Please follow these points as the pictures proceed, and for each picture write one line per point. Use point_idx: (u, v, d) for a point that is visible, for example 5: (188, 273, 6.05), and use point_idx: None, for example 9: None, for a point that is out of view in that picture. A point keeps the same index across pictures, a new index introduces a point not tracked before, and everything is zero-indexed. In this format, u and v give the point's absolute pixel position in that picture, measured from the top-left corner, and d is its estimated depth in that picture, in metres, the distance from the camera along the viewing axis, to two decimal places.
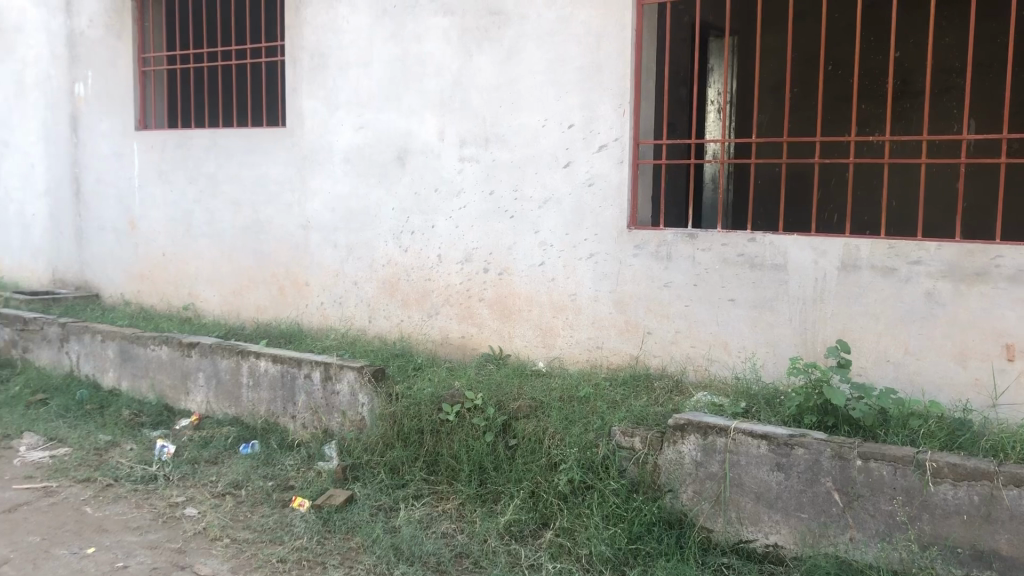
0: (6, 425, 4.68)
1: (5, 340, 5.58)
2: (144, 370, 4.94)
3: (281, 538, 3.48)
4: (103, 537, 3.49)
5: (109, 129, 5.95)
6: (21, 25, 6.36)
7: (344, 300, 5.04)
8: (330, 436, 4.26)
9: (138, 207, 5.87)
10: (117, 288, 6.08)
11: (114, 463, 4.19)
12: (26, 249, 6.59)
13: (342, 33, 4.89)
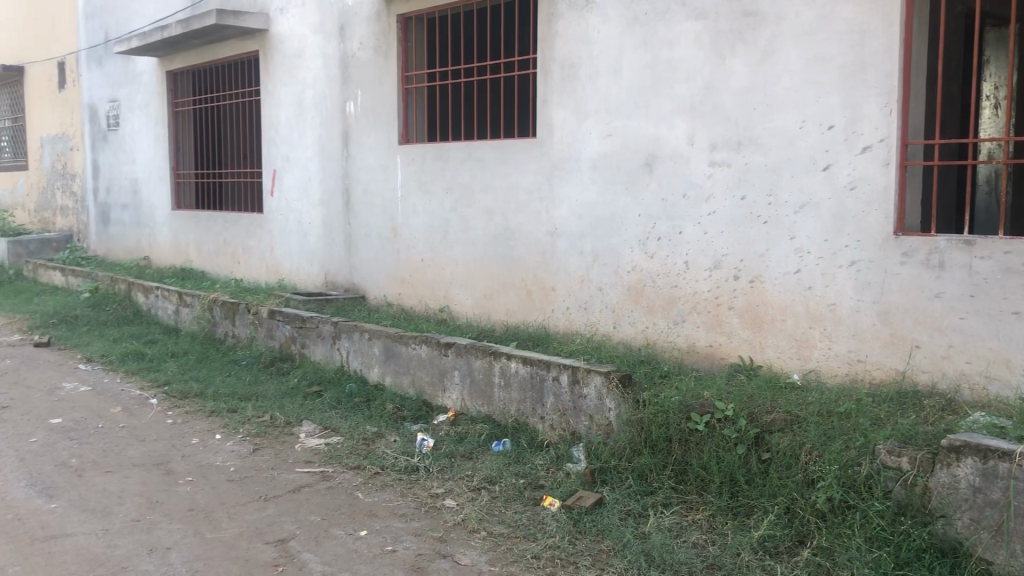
0: (287, 413, 5.15)
1: (285, 337, 6.15)
2: (405, 367, 5.27)
3: (535, 536, 3.58)
4: (374, 521, 3.76)
5: (375, 143, 6.41)
6: (302, 51, 7.01)
7: (590, 305, 5.12)
8: (578, 439, 4.33)
9: (400, 216, 6.28)
10: (380, 291, 6.54)
11: (380, 453, 4.50)
12: (302, 254, 7.23)
13: (593, 43, 4.97)
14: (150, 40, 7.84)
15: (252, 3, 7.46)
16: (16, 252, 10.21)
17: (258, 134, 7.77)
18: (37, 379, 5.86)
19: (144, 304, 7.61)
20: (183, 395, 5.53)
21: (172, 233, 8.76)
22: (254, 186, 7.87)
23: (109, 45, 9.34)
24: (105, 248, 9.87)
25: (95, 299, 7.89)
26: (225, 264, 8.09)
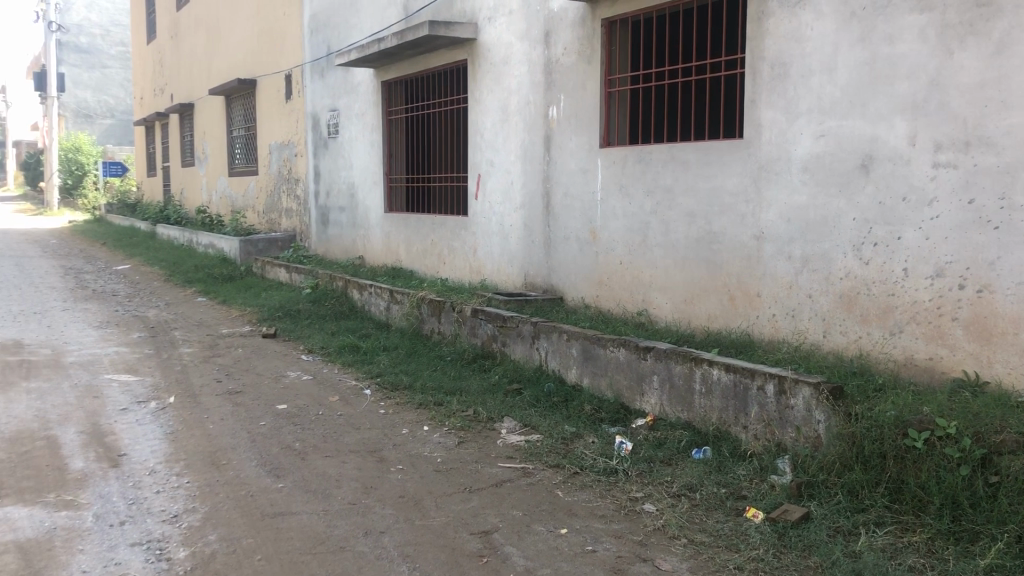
0: (489, 408, 5.31)
1: (487, 335, 6.34)
2: (603, 369, 5.30)
3: (737, 546, 3.51)
4: (574, 520, 3.82)
5: (577, 146, 6.49)
6: (508, 58, 7.20)
7: (797, 313, 4.95)
8: (783, 451, 4.19)
9: (600, 218, 6.32)
10: (579, 293, 6.61)
11: (579, 454, 4.56)
12: (504, 255, 7.43)
13: (805, 41, 4.79)
14: (368, 52, 8.31)
15: (461, 13, 7.74)
16: (247, 250, 11.14)
17: (464, 139, 8.05)
18: (265, 367, 6.37)
19: (358, 300, 8.09)
20: (393, 387, 5.83)
21: (384, 234, 9.26)
22: (460, 190, 8.17)
23: (331, 58, 9.97)
24: (324, 248, 10.56)
25: (315, 294, 8.46)
26: (431, 264, 8.45)
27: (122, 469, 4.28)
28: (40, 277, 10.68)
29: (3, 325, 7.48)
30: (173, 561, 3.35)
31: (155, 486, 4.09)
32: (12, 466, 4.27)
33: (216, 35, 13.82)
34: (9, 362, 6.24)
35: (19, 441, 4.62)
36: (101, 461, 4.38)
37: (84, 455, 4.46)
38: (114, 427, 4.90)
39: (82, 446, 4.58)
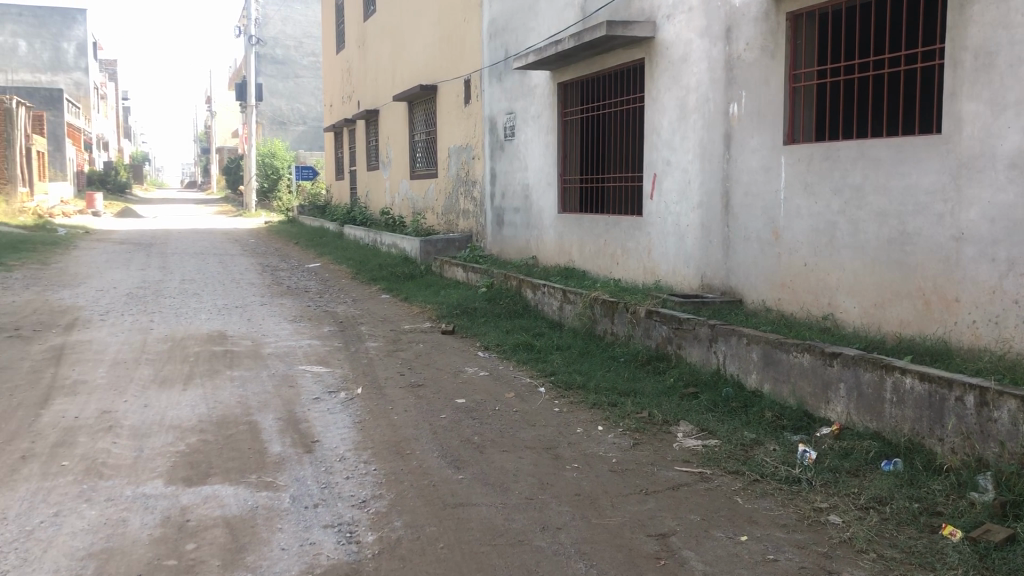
0: (665, 411, 5.26)
1: (662, 336, 6.28)
2: (786, 375, 5.13)
3: (933, 565, 3.31)
4: (754, 528, 3.72)
5: (759, 144, 6.31)
6: (687, 55, 7.10)
7: (1002, 320, 4.60)
8: (984, 466, 3.92)
9: (782, 218, 6.12)
10: (760, 295, 6.43)
11: (760, 461, 4.43)
12: (680, 256, 7.34)
13: (1015, 27, 4.45)
14: (545, 54, 8.42)
15: (639, 12, 7.70)
16: (427, 249, 11.55)
17: (641, 139, 8.01)
18: (444, 362, 6.59)
19: (532, 299, 8.21)
20: (567, 386, 5.88)
21: (558, 235, 9.35)
22: (635, 190, 8.13)
23: (509, 61, 10.17)
24: (500, 248, 10.78)
25: (490, 293, 8.65)
26: (605, 264, 8.45)
27: (315, 455, 4.55)
28: (240, 273, 11.50)
29: (209, 317, 8.11)
30: (362, 544, 3.53)
31: (345, 472, 4.32)
32: (219, 447, 4.63)
33: (400, 42, 14.39)
34: (215, 351, 6.76)
35: (225, 425, 5.00)
36: (296, 446, 4.67)
37: (281, 440, 4.77)
38: (308, 415, 5.20)
39: (279, 431, 4.90)
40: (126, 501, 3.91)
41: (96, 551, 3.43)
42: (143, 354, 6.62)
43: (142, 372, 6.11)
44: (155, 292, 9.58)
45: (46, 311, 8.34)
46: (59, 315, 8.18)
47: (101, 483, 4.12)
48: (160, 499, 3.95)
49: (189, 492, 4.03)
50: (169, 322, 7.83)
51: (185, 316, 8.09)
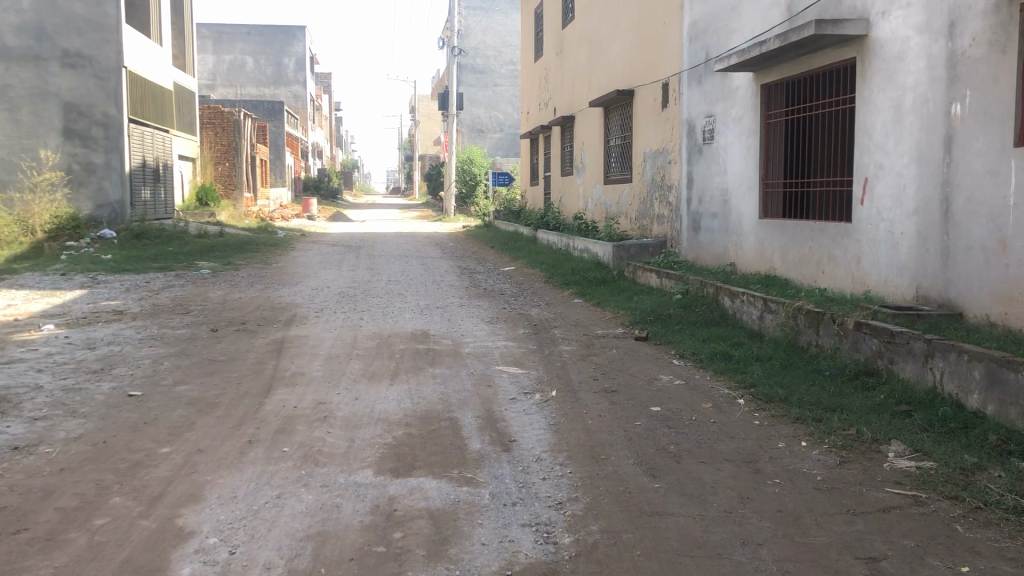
0: (874, 429, 4.99)
1: (872, 350, 5.96)
2: (1013, 396, 4.73)
3: None
4: (977, 559, 3.45)
5: (985, 146, 5.86)
6: (904, 53, 6.71)
7: None
8: None
9: (1011, 226, 5.65)
10: (983, 309, 5.96)
11: (983, 487, 4.11)
12: (892, 265, 6.94)
13: None
14: (748, 56, 8.24)
15: (850, 10, 7.36)
16: (621, 255, 11.55)
17: (851, 141, 7.64)
18: (638, 368, 6.56)
19: (730, 307, 8.02)
20: (768, 398, 5.70)
21: (759, 241, 9.07)
22: (843, 196, 7.76)
23: (710, 64, 9.99)
24: (696, 254, 10.59)
25: (686, 300, 8.52)
26: (809, 273, 8.13)
27: (513, 454, 4.65)
28: (440, 275, 11.94)
29: (413, 317, 8.49)
30: (560, 545, 3.58)
31: (542, 473, 4.39)
32: (423, 442, 4.83)
33: (598, 48, 14.46)
34: (418, 349, 7.07)
35: (428, 420, 5.21)
36: (495, 444, 4.80)
37: (481, 438, 4.91)
38: (505, 415, 5.33)
39: (479, 429, 5.05)
40: (339, 488, 4.16)
41: (313, 533, 3.67)
42: (353, 350, 7.02)
43: (353, 367, 6.48)
44: (364, 291, 10.14)
45: (268, 307, 9.03)
46: (280, 311, 8.84)
47: (317, 469, 4.41)
48: (369, 488, 4.17)
49: (396, 483, 4.24)
50: (377, 320, 8.27)
51: (391, 315, 8.51)
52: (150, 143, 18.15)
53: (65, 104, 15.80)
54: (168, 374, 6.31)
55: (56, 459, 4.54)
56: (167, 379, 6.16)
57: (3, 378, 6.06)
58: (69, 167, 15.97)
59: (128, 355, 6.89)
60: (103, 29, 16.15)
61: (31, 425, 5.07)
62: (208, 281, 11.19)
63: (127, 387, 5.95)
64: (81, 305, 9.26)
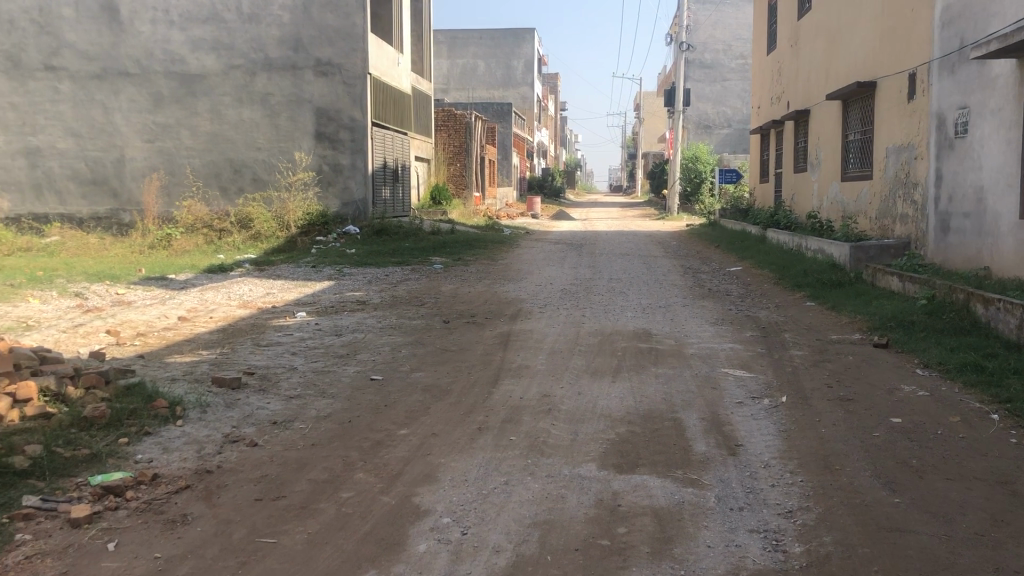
0: None
1: None
2: None
3: None
4: None
5: None
6: None
7: None
8: None
9: None
10: None
11: None
12: None
13: None
14: (1012, 39, 7.54)
15: None
16: (859, 257, 10.95)
17: None
18: (876, 377, 6.18)
19: (983, 315, 7.37)
20: None
21: (1018, 244, 8.28)
22: None
23: (965, 51, 9.23)
24: (944, 257, 9.84)
25: (932, 305, 7.94)
26: None
27: (740, 458, 4.54)
28: (663, 274, 11.85)
29: (635, 315, 8.48)
30: (789, 554, 3.46)
31: (771, 479, 4.26)
32: (646, 439, 4.83)
33: (837, 39, 13.78)
34: (641, 348, 7.05)
35: (651, 419, 5.19)
36: (721, 447, 4.70)
37: (706, 440, 4.83)
38: (732, 418, 5.21)
39: (704, 431, 4.98)
40: (564, 480, 4.24)
41: (539, 521, 3.76)
42: (577, 345, 7.12)
43: (576, 362, 6.58)
44: (587, 288, 10.26)
45: (496, 301, 9.34)
46: (507, 305, 9.12)
47: (542, 459, 4.52)
48: (594, 481, 4.22)
49: (621, 478, 4.26)
50: (599, 318, 8.33)
51: (614, 313, 8.55)
52: (390, 144, 19.31)
53: (317, 109, 17.18)
54: (405, 361, 6.69)
55: (308, 434, 4.95)
56: (404, 366, 6.53)
57: (264, 359, 6.67)
58: (319, 168, 17.34)
59: (371, 342, 7.39)
60: (351, 38, 17.07)
61: (288, 402, 5.56)
62: (440, 275, 11.78)
63: (370, 371, 6.38)
64: (328, 295, 10.01)
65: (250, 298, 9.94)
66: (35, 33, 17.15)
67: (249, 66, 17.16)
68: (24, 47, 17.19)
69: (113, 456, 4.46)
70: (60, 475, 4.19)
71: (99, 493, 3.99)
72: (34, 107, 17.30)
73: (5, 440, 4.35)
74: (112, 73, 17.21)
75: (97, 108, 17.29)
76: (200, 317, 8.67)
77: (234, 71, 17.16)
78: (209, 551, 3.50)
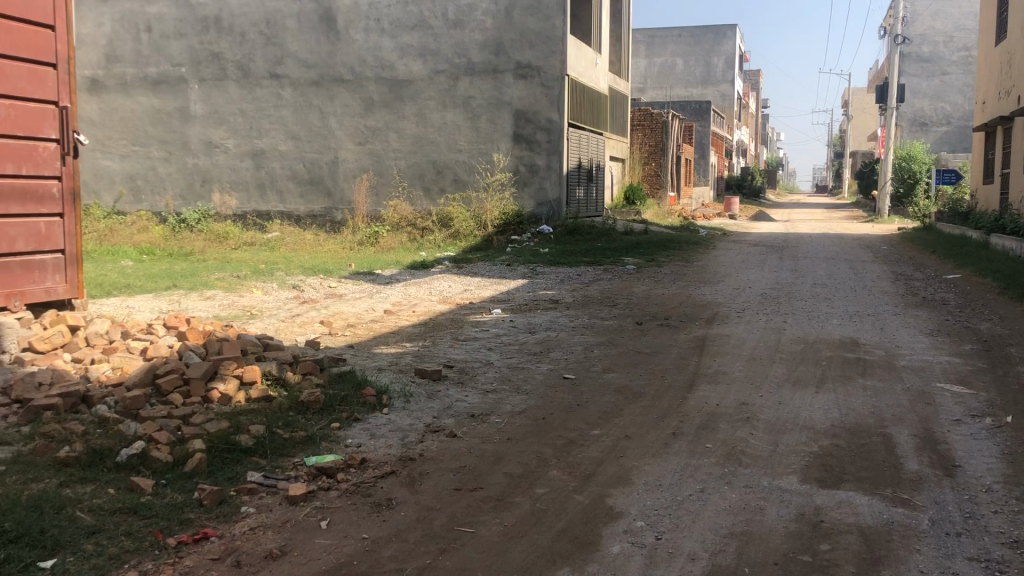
0: None
1: None
2: None
3: None
4: None
5: None
6: None
7: None
8: None
9: None
10: None
11: None
12: None
13: None
14: None
15: None
16: None
17: None
18: None
19: None
20: None
21: None
22: None
23: None
24: None
25: None
26: None
27: (958, 480, 4.23)
28: (871, 280, 11.22)
29: (840, 323, 8.08)
30: None
31: (994, 506, 3.93)
32: (852, 455, 4.59)
33: None
34: (846, 358, 6.71)
35: (858, 433, 4.93)
36: (935, 467, 4.40)
37: (919, 458, 4.53)
38: (948, 437, 4.86)
39: (916, 449, 4.67)
40: (763, 491, 4.11)
41: (737, 532, 3.67)
42: (777, 353, 6.88)
43: (777, 370, 6.36)
44: (788, 293, 9.88)
45: (691, 304, 9.17)
46: (703, 309, 8.93)
47: (741, 469, 4.40)
48: (795, 495, 4.06)
49: (824, 494, 4.08)
50: (802, 325, 7.99)
51: (818, 320, 8.19)
52: (586, 144, 19.42)
53: (516, 111, 17.55)
54: (598, 361, 6.71)
55: (504, 428, 5.06)
56: (597, 367, 6.55)
57: (462, 353, 6.89)
58: (516, 168, 17.68)
59: (565, 341, 7.46)
60: (551, 40, 17.30)
61: (485, 396, 5.72)
62: (634, 276, 11.72)
63: (563, 370, 6.45)
64: (523, 294, 10.19)
65: (450, 294, 10.30)
66: (262, 44, 18.55)
67: (453, 70, 17.77)
68: (252, 57, 18.64)
69: (326, 439, 4.76)
70: (280, 454, 4.52)
71: (313, 474, 4.28)
72: (261, 112, 18.73)
73: (233, 420, 4.76)
74: (328, 79, 18.33)
75: (314, 113, 18.47)
76: (404, 311, 9.08)
77: (439, 75, 17.83)
78: (412, 536, 3.66)
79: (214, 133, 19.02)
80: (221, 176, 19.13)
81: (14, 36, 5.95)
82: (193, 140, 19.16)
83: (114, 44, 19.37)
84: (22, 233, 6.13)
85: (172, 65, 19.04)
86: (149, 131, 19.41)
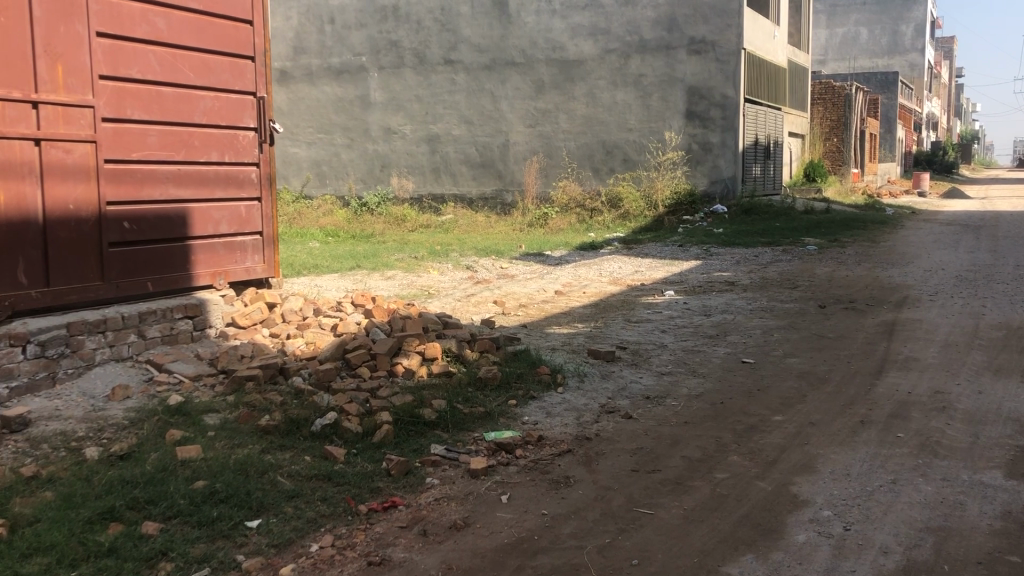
0: None
1: None
2: None
3: None
4: None
5: None
6: None
7: None
8: None
9: None
10: None
11: None
12: None
13: None
14: None
15: None
16: None
17: None
18: None
19: None
20: None
21: None
22: None
23: None
24: None
25: None
26: None
27: None
28: None
29: None
30: None
31: None
32: None
33: None
34: None
35: None
36: None
37: None
38: None
39: None
40: (963, 485, 3.85)
41: (935, 527, 3.46)
42: (976, 339, 6.41)
43: (976, 357, 5.93)
44: (987, 275, 9.19)
45: (878, 287, 8.71)
46: (891, 291, 8.46)
47: (937, 461, 4.14)
48: (1000, 491, 3.78)
49: None
50: (1004, 309, 7.41)
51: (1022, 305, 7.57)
52: (763, 121, 18.75)
53: (688, 88, 17.17)
54: (778, 345, 6.49)
55: (681, 412, 5.00)
56: (777, 351, 6.33)
57: (636, 335, 6.84)
58: (689, 147, 17.31)
59: (742, 324, 7.25)
60: (726, 14, 16.76)
61: (659, 378, 5.68)
62: (814, 257, 11.26)
63: (741, 354, 6.28)
64: (697, 275, 10.01)
65: (621, 275, 10.25)
66: (437, 31, 19.01)
67: (624, 49, 17.59)
68: (428, 44, 19.15)
69: (504, 416, 4.86)
70: (461, 429, 4.65)
71: (493, 449, 4.38)
72: (436, 98, 19.24)
73: (417, 393, 4.94)
74: (500, 63, 18.59)
75: (486, 97, 18.80)
76: (575, 291, 9.11)
77: (611, 54, 17.69)
78: (591, 514, 3.68)
79: (392, 119, 19.74)
80: (399, 161, 19.83)
81: (217, 31, 6.37)
82: (372, 127, 19.96)
83: (301, 37, 20.40)
84: (224, 216, 6.57)
85: (353, 54, 19.85)
86: (332, 119, 20.38)
